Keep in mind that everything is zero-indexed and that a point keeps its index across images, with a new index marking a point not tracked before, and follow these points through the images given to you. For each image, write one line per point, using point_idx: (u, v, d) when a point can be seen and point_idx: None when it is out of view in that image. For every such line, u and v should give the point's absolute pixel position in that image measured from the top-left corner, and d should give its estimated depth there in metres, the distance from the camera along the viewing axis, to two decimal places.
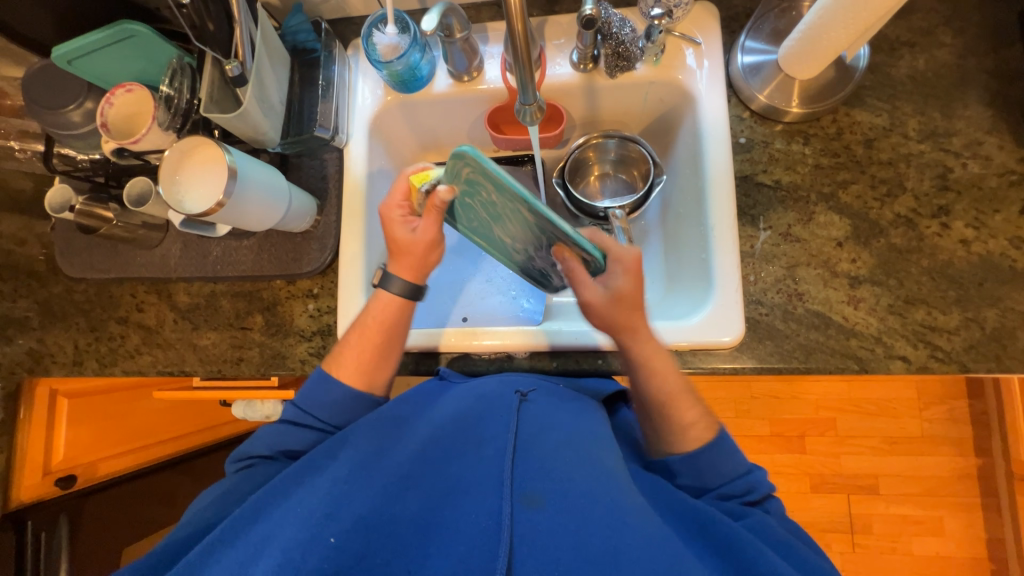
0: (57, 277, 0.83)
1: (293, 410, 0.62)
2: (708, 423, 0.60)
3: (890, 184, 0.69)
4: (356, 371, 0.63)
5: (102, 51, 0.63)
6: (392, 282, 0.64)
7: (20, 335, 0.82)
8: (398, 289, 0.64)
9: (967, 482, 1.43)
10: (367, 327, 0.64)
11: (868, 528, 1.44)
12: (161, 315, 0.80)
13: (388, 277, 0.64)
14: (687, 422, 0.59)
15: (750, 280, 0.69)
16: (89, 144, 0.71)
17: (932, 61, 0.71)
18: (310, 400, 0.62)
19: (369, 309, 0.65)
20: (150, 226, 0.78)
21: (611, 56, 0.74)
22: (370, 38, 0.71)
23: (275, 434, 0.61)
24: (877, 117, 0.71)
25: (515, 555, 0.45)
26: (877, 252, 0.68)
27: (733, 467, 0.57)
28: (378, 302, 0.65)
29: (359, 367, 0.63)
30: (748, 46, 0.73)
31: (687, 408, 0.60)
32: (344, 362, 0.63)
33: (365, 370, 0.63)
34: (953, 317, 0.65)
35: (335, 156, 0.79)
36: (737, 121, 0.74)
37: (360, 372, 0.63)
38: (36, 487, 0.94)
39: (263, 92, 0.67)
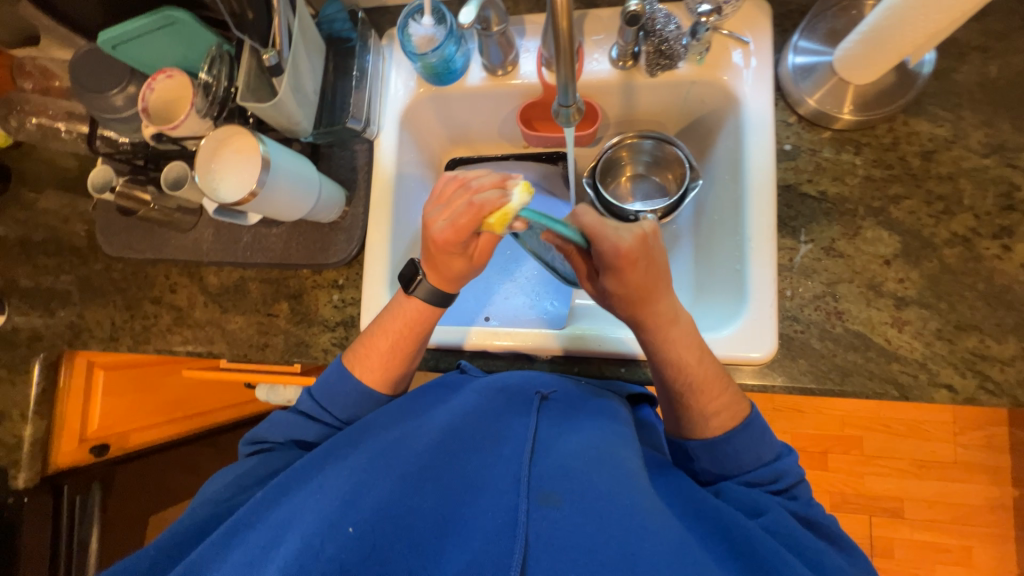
0: (97, 255, 0.86)
1: (311, 402, 0.63)
2: (734, 411, 0.59)
3: (948, 200, 0.64)
4: (379, 371, 0.64)
5: (146, 37, 0.64)
6: (419, 287, 0.63)
7: (62, 309, 0.86)
8: (423, 293, 0.63)
9: (1000, 512, 1.36)
10: (389, 327, 0.64)
11: (889, 552, 1.39)
12: (192, 297, 0.82)
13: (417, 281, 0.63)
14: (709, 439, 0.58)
15: (786, 295, 0.66)
16: (130, 127, 0.73)
17: (1005, 68, 0.66)
18: (330, 395, 0.63)
19: (396, 310, 0.65)
20: (184, 210, 0.81)
21: (653, 53, 0.70)
22: (405, 29, 0.70)
23: (293, 423, 0.62)
24: (937, 127, 0.66)
25: (531, 552, 0.44)
26: (928, 272, 0.63)
27: (757, 453, 0.57)
28: (407, 305, 0.65)
29: (381, 368, 0.64)
30: (800, 46, 0.69)
31: (713, 395, 0.59)
32: (368, 362, 0.64)
33: (388, 371, 0.64)
34: (1008, 347, 0.60)
35: (365, 148, 0.79)
36: (783, 126, 0.70)
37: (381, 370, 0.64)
38: (73, 454, 0.98)
39: (298, 81, 0.67)
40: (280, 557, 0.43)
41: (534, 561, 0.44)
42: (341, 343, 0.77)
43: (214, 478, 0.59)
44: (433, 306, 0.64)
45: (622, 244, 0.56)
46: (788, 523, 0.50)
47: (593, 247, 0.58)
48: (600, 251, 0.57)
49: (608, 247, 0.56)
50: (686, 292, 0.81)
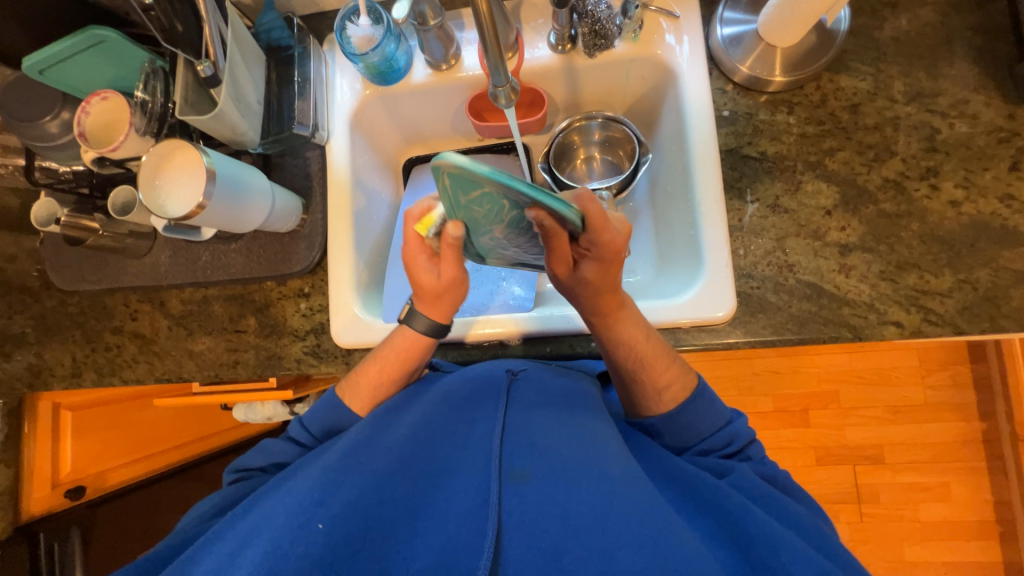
0: (50, 291, 0.83)
1: (297, 427, 0.64)
2: (684, 383, 0.61)
3: (877, 148, 0.68)
4: (368, 402, 0.64)
5: (73, 59, 0.63)
6: (415, 320, 0.64)
7: (18, 351, 0.83)
8: (422, 327, 0.64)
9: (972, 446, 1.43)
10: (388, 361, 0.64)
11: (875, 498, 1.45)
12: (155, 323, 0.81)
13: (413, 313, 0.64)
14: (664, 388, 0.61)
15: (740, 254, 0.69)
16: (69, 154, 0.71)
17: (915, 21, 0.70)
18: (317, 418, 0.64)
19: (392, 343, 0.64)
20: (137, 234, 0.78)
21: (588, 34, 0.72)
22: (343, 32, 0.71)
23: (279, 450, 0.63)
24: (861, 81, 0.70)
25: (504, 528, 0.46)
26: (866, 218, 0.67)
27: (711, 421, 0.60)
28: (401, 337, 0.64)
29: (375, 400, 0.64)
30: (726, 17, 0.72)
31: (661, 369, 0.61)
32: (358, 391, 0.64)
33: (381, 402, 0.64)
34: (945, 279, 0.64)
35: (317, 153, 0.79)
36: (721, 94, 0.73)
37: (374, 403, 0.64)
38: (46, 499, 0.96)
39: (238, 91, 0.67)
40: (247, 562, 0.42)
41: (506, 538, 0.46)
42: (314, 351, 0.76)
43: (196, 506, 0.60)
44: (426, 339, 0.64)
45: (618, 240, 0.54)
46: (755, 480, 0.54)
47: (585, 240, 0.54)
48: (598, 241, 0.54)
49: (608, 238, 0.54)
50: (649, 264, 0.84)
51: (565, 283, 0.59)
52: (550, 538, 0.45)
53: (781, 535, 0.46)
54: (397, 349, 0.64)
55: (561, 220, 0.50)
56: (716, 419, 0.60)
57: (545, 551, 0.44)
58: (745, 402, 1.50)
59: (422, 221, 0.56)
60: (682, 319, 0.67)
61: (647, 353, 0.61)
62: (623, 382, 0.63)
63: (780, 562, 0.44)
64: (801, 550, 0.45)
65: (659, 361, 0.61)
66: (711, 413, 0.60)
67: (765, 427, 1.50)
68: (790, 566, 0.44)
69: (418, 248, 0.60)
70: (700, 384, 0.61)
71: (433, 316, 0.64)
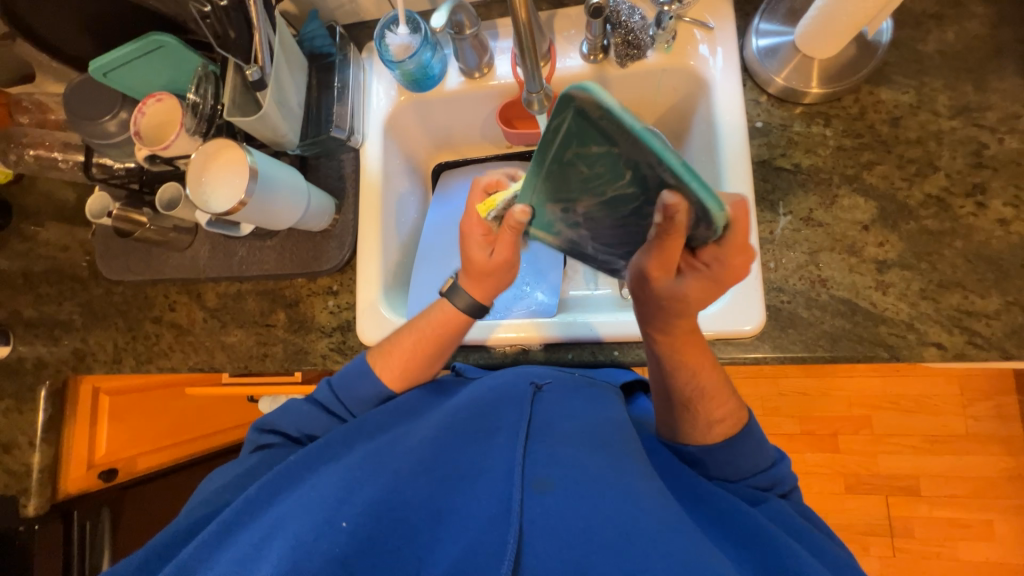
0: (97, 280, 0.88)
1: (328, 395, 0.65)
2: (737, 418, 0.58)
3: (919, 163, 0.66)
4: (398, 376, 0.64)
5: (134, 63, 0.67)
6: (457, 295, 0.65)
7: (66, 336, 0.87)
8: (462, 304, 0.64)
9: (1017, 482, 1.34)
10: (423, 334, 0.64)
11: (909, 532, 1.37)
12: (192, 314, 0.84)
13: (456, 289, 0.65)
14: (715, 418, 0.57)
15: (770, 266, 0.67)
16: (124, 151, 0.75)
17: (962, 33, 0.68)
18: (347, 391, 0.64)
19: (430, 316, 0.65)
20: (180, 229, 0.82)
21: (622, 45, 0.74)
22: (382, 40, 0.74)
23: (307, 416, 0.64)
24: (903, 94, 0.68)
25: (526, 538, 0.45)
26: (906, 235, 0.65)
27: (757, 461, 0.56)
28: (440, 311, 0.65)
29: (405, 373, 0.64)
30: (762, 29, 0.71)
31: (719, 403, 0.58)
32: (390, 364, 0.64)
33: (409, 376, 0.65)
34: (991, 301, 0.61)
35: (351, 156, 0.81)
36: (754, 105, 0.72)
37: (405, 374, 0.64)
38: (81, 480, 0.99)
39: (282, 95, 0.70)
40: (273, 555, 0.43)
41: (528, 547, 0.44)
42: (339, 347, 0.78)
43: (211, 481, 0.61)
44: (465, 315, 0.65)
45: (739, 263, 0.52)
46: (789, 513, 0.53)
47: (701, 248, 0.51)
48: (720, 258, 0.51)
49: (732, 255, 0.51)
50: None
51: (663, 291, 0.53)
52: (574, 551, 0.43)
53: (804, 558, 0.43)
54: (432, 323, 0.64)
55: (700, 217, 0.43)
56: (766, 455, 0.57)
57: (569, 563, 0.43)
58: (770, 423, 1.45)
59: (486, 201, 0.58)
60: (708, 332, 0.66)
61: (710, 387, 0.57)
62: (673, 410, 0.59)
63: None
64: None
65: (715, 395, 0.58)
66: (757, 453, 0.57)
67: (791, 450, 1.44)
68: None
69: (478, 231, 0.61)
70: (750, 422, 0.58)
71: (474, 294, 0.65)
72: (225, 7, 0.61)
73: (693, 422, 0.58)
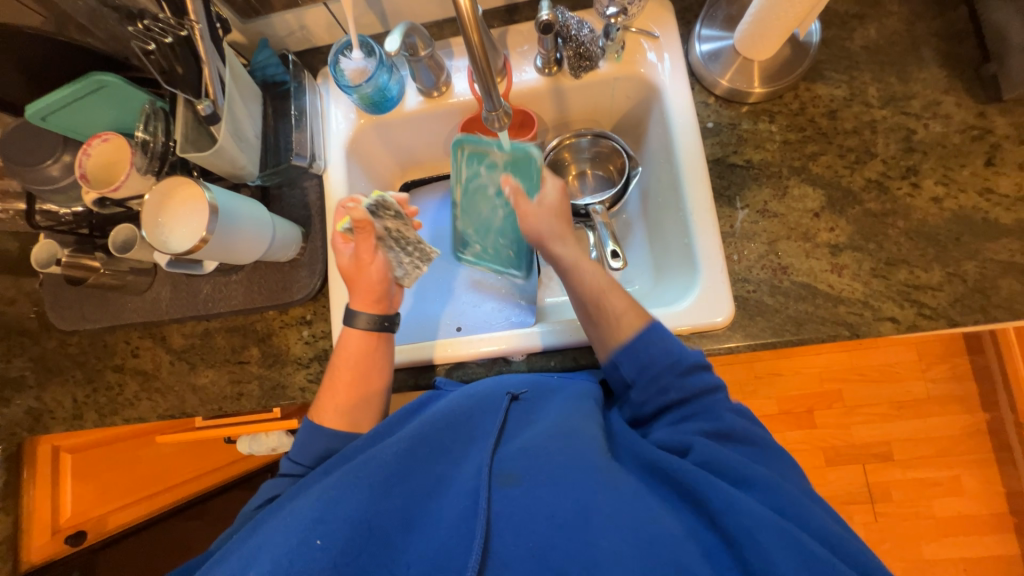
0: (49, 332, 0.83)
1: (287, 463, 0.61)
2: (639, 310, 0.61)
3: (857, 151, 0.71)
4: (340, 414, 0.63)
5: (74, 105, 0.65)
6: (357, 318, 0.66)
7: (17, 396, 0.82)
8: (365, 324, 0.66)
9: (978, 437, 1.43)
10: (339, 367, 0.65)
11: (887, 496, 1.43)
12: (157, 358, 0.80)
13: (353, 314, 0.66)
14: (618, 311, 0.61)
15: (734, 259, 0.70)
16: (70, 196, 0.72)
17: (882, 29, 0.74)
18: (302, 452, 0.60)
19: (342, 349, 0.66)
20: (138, 271, 0.79)
21: (573, 57, 0.75)
22: (337, 65, 0.73)
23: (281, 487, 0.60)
24: (837, 89, 0.73)
25: (493, 528, 0.46)
26: (853, 219, 0.69)
27: (679, 367, 0.56)
28: (350, 341, 0.66)
29: (342, 408, 0.63)
30: (703, 35, 0.75)
31: (616, 296, 0.62)
32: (326, 407, 0.63)
33: (348, 412, 0.63)
34: (935, 274, 0.66)
35: (315, 182, 0.80)
36: (703, 107, 0.76)
37: (347, 411, 0.63)
38: (46, 548, 0.94)
39: (237, 127, 0.68)
40: None
41: (496, 538, 0.45)
42: (318, 377, 0.76)
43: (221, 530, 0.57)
44: (375, 333, 0.66)
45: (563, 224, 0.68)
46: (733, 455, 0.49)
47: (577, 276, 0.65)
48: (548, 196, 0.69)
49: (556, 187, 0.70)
50: (645, 275, 0.85)
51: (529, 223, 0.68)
52: (539, 540, 0.44)
53: (747, 508, 0.43)
54: (350, 353, 0.65)
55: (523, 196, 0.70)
56: (669, 345, 0.57)
57: (535, 550, 0.43)
58: (750, 406, 1.50)
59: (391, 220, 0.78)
60: (683, 326, 0.68)
61: (597, 283, 0.63)
62: (589, 314, 0.64)
63: (760, 550, 0.40)
64: (766, 522, 0.42)
65: (616, 289, 0.62)
66: (665, 341, 0.58)
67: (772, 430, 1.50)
68: (763, 542, 0.41)
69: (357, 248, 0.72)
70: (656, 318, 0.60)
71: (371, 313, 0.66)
72: (171, 43, 0.60)
73: (602, 317, 0.62)
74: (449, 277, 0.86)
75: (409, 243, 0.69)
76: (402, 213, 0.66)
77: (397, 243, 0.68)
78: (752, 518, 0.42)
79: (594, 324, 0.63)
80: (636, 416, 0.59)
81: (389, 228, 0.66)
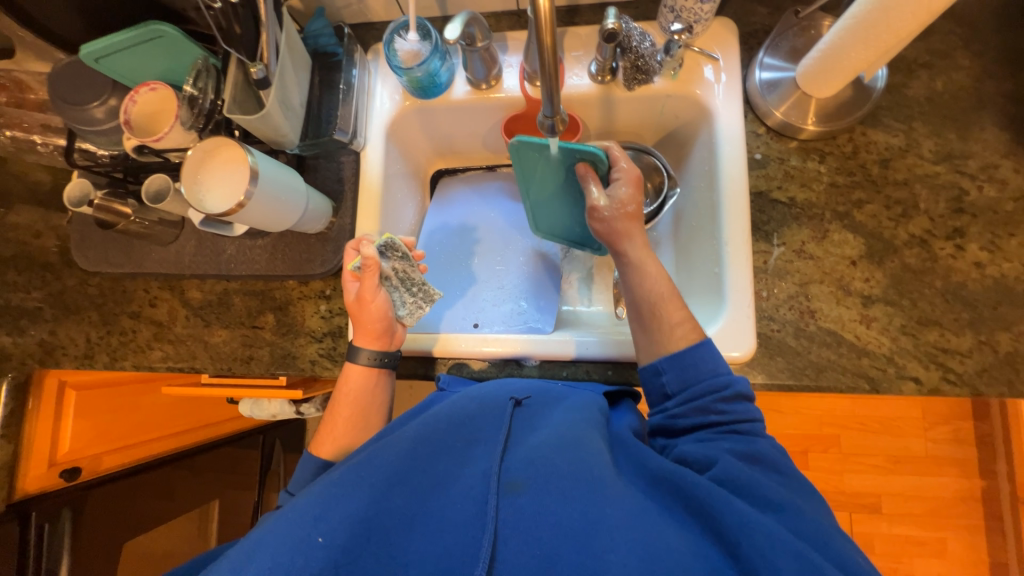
0: (71, 270, 0.84)
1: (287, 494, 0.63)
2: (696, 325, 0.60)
3: (904, 204, 0.69)
4: (336, 447, 0.65)
5: (127, 51, 0.64)
6: (358, 355, 0.67)
7: (33, 327, 0.83)
8: (366, 361, 0.67)
9: (971, 503, 1.41)
10: (337, 403, 0.67)
11: (870, 547, 1.43)
12: (173, 311, 0.81)
13: (355, 349, 0.67)
14: (675, 322, 0.60)
15: (763, 295, 0.69)
16: (112, 140, 0.72)
17: (949, 83, 0.72)
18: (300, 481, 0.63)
19: (340, 385, 0.67)
20: (166, 222, 0.79)
21: (630, 68, 0.75)
22: (391, 44, 0.72)
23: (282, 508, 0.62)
24: (893, 137, 0.71)
25: (499, 536, 0.46)
26: (890, 271, 0.68)
27: (708, 368, 0.57)
28: (348, 377, 0.67)
29: (340, 443, 0.65)
30: (766, 63, 0.74)
31: (673, 309, 0.61)
32: (323, 439, 0.66)
33: (344, 445, 0.66)
34: (966, 339, 0.65)
35: (352, 159, 0.80)
36: (753, 137, 0.75)
37: (343, 443, 0.65)
38: (41, 479, 0.94)
39: (285, 95, 0.68)
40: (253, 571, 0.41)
41: (502, 543, 0.45)
42: (329, 353, 0.76)
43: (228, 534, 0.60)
44: (375, 368, 0.67)
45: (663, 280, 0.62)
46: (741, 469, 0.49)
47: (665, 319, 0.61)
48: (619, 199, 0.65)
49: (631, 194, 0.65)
50: None
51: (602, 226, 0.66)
52: (544, 547, 0.44)
53: (754, 520, 0.43)
54: (348, 391, 0.67)
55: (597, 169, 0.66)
56: (719, 368, 0.57)
57: (540, 561, 0.43)
58: None
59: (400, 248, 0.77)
60: None
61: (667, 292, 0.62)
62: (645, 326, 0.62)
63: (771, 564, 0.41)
64: (776, 534, 0.42)
65: (674, 299, 0.61)
66: (715, 363, 0.58)
67: None
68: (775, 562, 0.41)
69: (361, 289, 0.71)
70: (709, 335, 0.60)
71: (372, 351, 0.67)
72: (236, 3, 0.58)
73: (657, 327, 0.61)
74: (466, 273, 0.86)
75: (414, 284, 0.70)
76: (409, 256, 0.69)
77: (402, 283, 0.69)
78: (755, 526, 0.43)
79: (644, 329, 0.62)
80: (667, 427, 0.58)
81: (395, 269, 0.68)
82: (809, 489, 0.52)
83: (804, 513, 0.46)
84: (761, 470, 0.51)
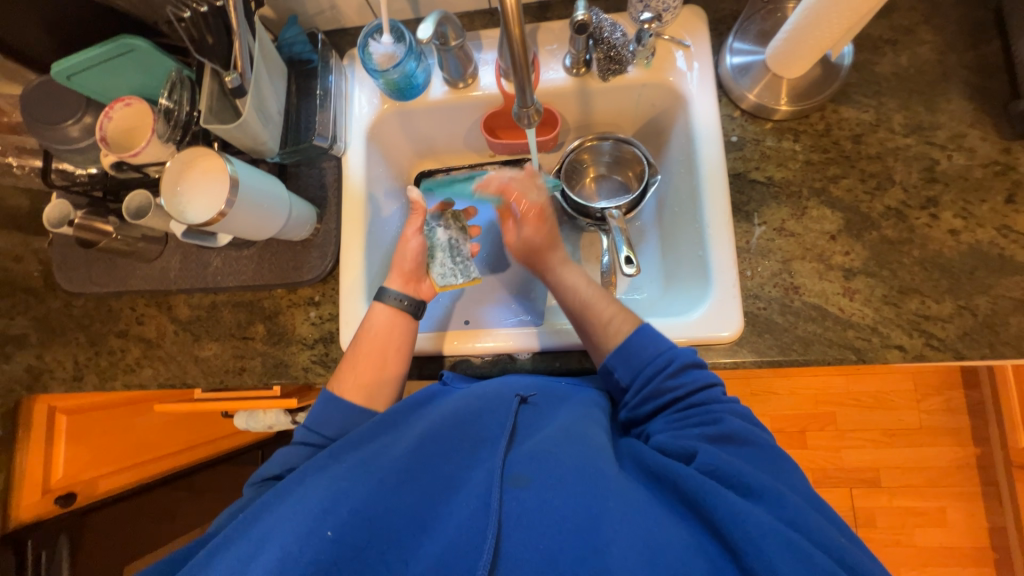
0: (55, 293, 0.83)
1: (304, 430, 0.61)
2: (627, 316, 0.64)
3: (879, 177, 0.71)
4: (358, 386, 0.64)
5: (101, 68, 0.65)
6: (385, 299, 0.68)
7: (19, 352, 0.82)
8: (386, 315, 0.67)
9: (967, 471, 1.44)
10: (361, 346, 0.66)
11: (872, 521, 1.44)
12: (161, 327, 0.80)
13: (382, 293, 0.68)
14: (606, 318, 0.64)
15: (747, 274, 0.70)
16: (89, 158, 0.72)
17: (914, 57, 0.74)
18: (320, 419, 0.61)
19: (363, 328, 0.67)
20: (149, 238, 0.78)
21: (603, 59, 0.76)
22: (365, 48, 0.73)
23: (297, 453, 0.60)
24: (863, 113, 0.73)
25: (503, 531, 0.46)
26: (870, 244, 0.69)
27: (657, 349, 0.59)
28: (370, 326, 0.67)
29: (363, 383, 0.64)
30: (736, 48, 0.75)
31: (601, 307, 0.65)
32: (346, 379, 0.65)
33: (366, 384, 0.64)
34: (946, 305, 0.66)
35: (333, 164, 0.80)
36: (729, 120, 0.76)
37: (364, 382, 0.64)
38: (35, 506, 0.95)
39: (262, 102, 0.68)
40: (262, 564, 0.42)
41: (506, 538, 0.45)
42: (322, 359, 0.76)
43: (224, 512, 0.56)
44: (395, 321, 0.67)
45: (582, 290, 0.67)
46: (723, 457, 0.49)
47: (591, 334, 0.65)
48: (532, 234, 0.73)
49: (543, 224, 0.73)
50: (655, 283, 0.85)
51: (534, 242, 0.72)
52: (548, 542, 0.44)
53: (746, 512, 0.43)
54: (372, 333, 0.66)
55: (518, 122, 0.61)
56: (660, 348, 0.59)
57: (545, 554, 0.44)
58: None
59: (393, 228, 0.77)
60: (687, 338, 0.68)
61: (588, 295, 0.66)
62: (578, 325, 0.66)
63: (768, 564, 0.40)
64: (763, 521, 0.42)
65: (600, 300, 0.65)
66: (656, 344, 0.59)
67: None
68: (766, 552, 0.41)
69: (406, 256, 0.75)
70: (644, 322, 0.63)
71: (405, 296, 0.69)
72: (205, 13, 0.59)
73: (591, 327, 0.64)
74: None
75: (459, 254, 0.76)
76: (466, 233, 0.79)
77: (448, 250, 0.76)
78: (745, 519, 0.43)
79: (583, 333, 0.66)
80: (633, 419, 0.60)
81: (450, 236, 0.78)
82: (795, 472, 0.52)
83: (787, 498, 0.46)
84: (731, 449, 0.51)
